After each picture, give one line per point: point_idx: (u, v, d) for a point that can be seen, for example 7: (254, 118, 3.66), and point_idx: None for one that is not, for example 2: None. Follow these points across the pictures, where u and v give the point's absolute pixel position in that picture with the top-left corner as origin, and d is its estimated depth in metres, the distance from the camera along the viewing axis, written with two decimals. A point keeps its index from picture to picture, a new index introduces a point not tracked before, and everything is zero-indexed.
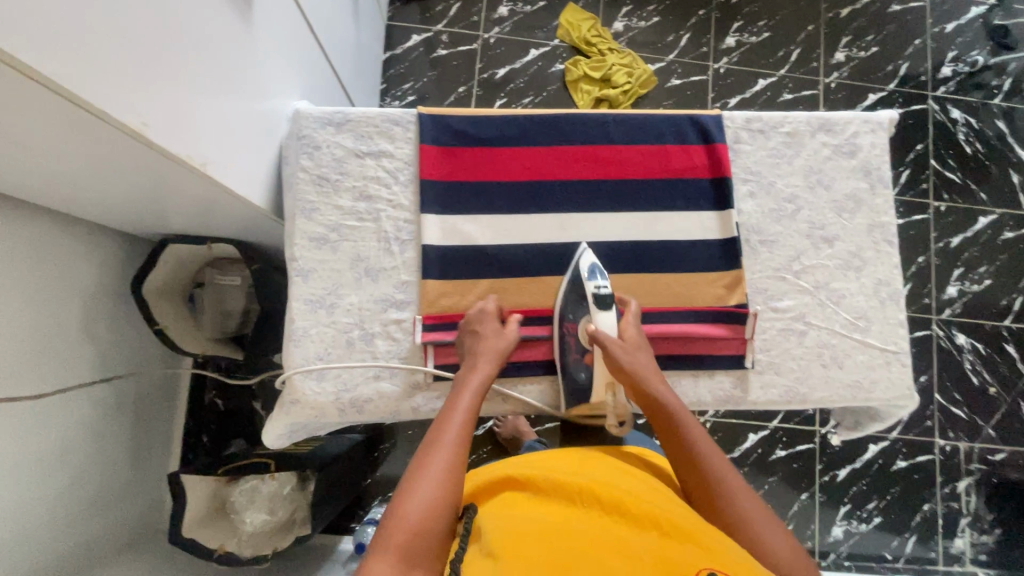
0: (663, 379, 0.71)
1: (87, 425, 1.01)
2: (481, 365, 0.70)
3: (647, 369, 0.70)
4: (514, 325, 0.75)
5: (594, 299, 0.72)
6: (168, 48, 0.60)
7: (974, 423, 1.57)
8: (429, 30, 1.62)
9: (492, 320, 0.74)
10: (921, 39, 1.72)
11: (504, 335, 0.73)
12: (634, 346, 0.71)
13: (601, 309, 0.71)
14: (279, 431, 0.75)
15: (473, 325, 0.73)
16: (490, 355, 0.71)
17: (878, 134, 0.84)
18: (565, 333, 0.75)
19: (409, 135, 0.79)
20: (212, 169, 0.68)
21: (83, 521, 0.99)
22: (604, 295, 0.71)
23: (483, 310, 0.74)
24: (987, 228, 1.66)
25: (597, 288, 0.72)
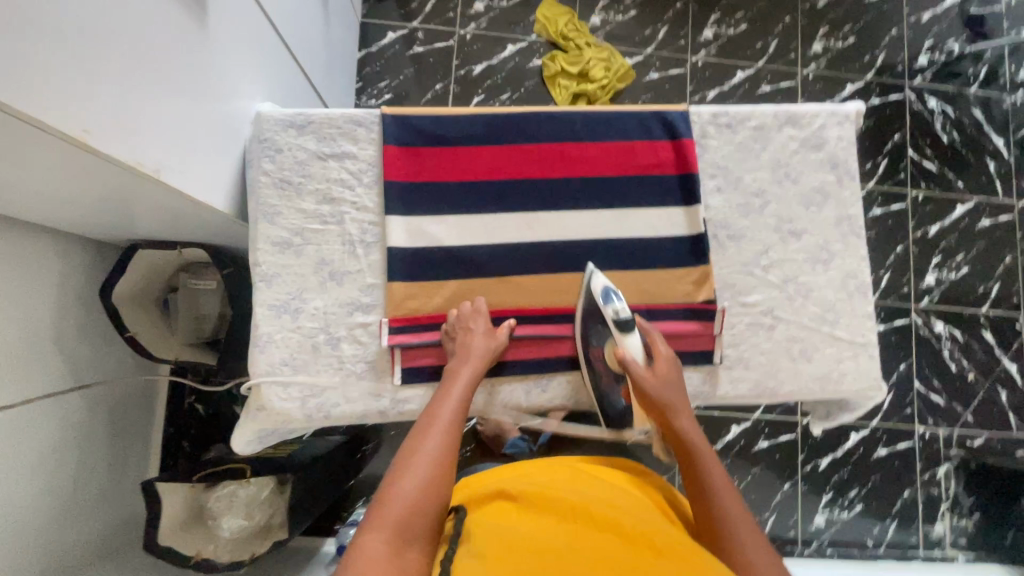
0: (691, 413, 0.72)
1: (61, 436, 0.99)
2: (470, 365, 0.71)
3: (676, 401, 0.72)
4: (504, 330, 0.75)
5: (614, 323, 0.72)
6: (109, 51, 0.57)
7: (953, 409, 1.58)
8: (405, 27, 1.61)
9: (484, 320, 0.74)
10: (897, 29, 1.72)
11: (493, 335, 0.74)
12: (662, 377, 0.72)
13: (625, 334, 0.72)
14: (247, 437, 0.74)
15: (462, 324, 0.74)
16: (481, 355, 0.71)
17: (845, 127, 0.84)
18: (593, 359, 0.77)
19: (372, 136, 0.78)
20: (166, 175, 0.66)
21: (61, 532, 0.98)
22: (625, 320, 0.72)
23: (473, 310, 0.75)
24: (965, 216, 1.67)
25: (615, 314, 0.72)
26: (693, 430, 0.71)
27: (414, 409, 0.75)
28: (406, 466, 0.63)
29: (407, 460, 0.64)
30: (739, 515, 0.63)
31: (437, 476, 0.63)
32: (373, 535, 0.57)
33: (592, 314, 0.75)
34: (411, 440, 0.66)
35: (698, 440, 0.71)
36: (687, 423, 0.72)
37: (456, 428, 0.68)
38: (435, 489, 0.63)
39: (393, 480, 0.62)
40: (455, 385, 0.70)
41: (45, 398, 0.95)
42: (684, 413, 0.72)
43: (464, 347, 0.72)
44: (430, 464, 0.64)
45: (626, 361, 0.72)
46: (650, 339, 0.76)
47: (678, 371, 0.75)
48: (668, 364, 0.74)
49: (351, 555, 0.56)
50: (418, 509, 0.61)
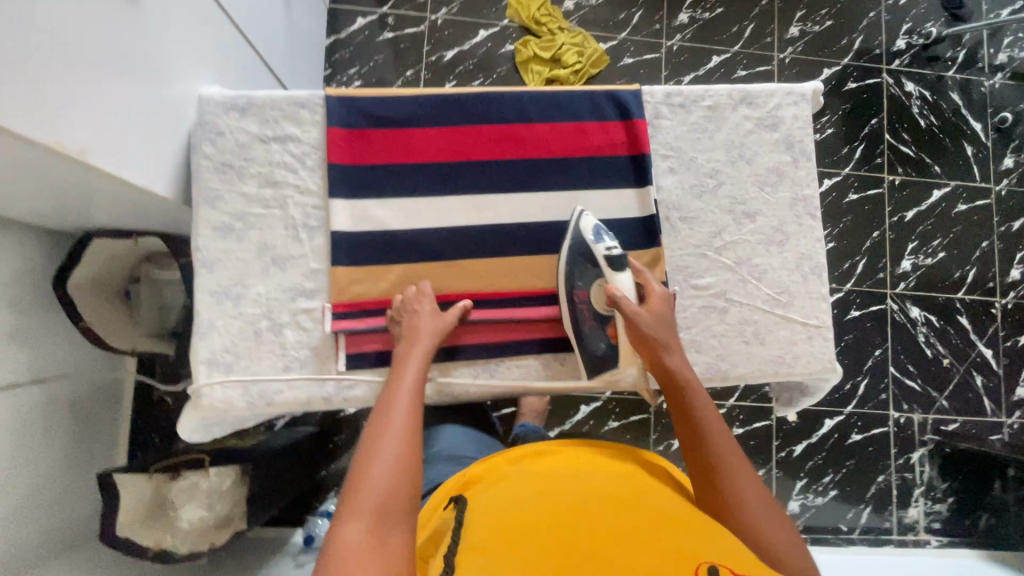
0: (681, 350, 0.71)
1: (24, 428, 0.95)
2: (422, 342, 0.69)
3: (666, 339, 0.70)
4: (456, 309, 0.74)
5: (606, 261, 0.71)
6: (29, 23, 0.54)
7: (928, 395, 1.59)
8: (375, 12, 1.58)
9: (428, 301, 0.73)
10: (875, 12, 1.70)
11: (441, 314, 0.72)
12: (656, 316, 0.71)
13: (618, 272, 0.71)
14: (192, 427, 0.72)
15: (408, 305, 0.72)
16: (431, 334, 0.70)
17: (801, 106, 0.83)
18: (577, 302, 0.74)
19: (316, 119, 0.76)
20: (92, 156, 0.63)
21: (33, 525, 0.94)
22: (616, 257, 0.71)
23: (417, 293, 0.73)
24: (941, 201, 1.66)
25: (606, 251, 0.71)
26: (683, 366, 0.70)
27: (360, 395, 0.74)
28: (375, 451, 0.60)
29: (374, 445, 0.61)
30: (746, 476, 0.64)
31: (408, 455, 0.61)
32: (353, 525, 0.55)
33: (581, 256, 0.74)
34: (374, 422, 0.63)
35: (690, 378, 0.70)
36: (678, 362, 0.70)
37: (419, 405, 0.65)
38: (409, 469, 0.60)
39: (364, 467, 0.59)
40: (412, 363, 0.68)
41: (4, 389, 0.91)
42: (675, 350, 0.71)
43: (412, 326, 0.70)
44: (398, 444, 0.61)
45: (619, 298, 0.69)
46: (642, 280, 0.74)
47: (671, 310, 0.73)
48: (661, 304, 0.72)
49: (334, 550, 0.53)
50: (394, 492, 0.58)
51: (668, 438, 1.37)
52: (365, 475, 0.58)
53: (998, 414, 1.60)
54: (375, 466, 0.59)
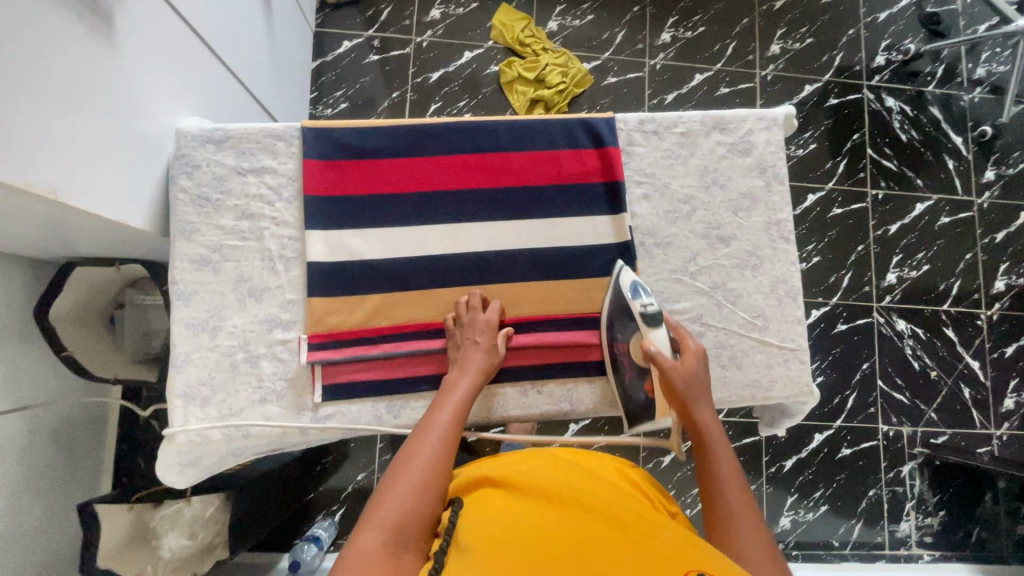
0: (711, 406, 0.72)
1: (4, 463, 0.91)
2: (467, 377, 0.71)
3: (698, 394, 0.71)
4: (502, 339, 0.75)
5: (641, 317, 0.71)
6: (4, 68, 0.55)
7: (916, 407, 1.59)
8: (361, 35, 1.60)
9: (486, 334, 0.74)
10: (854, 29, 1.72)
11: (494, 349, 0.74)
12: (689, 371, 0.71)
13: (652, 327, 0.71)
14: (168, 463, 0.72)
15: (467, 333, 0.74)
16: (479, 367, 0.72)
17: (773, 131, 0.84)
18: (617, 354, 0.76)
19: (293, 150, 0.77)
20: (65, 196, 0.63)
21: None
22: (652, 313, 0.71)
23: (484, 322, 0.74)
24: (924, 214, 1.68)
25: (643, 308, 0.71)
26: (711, 421, 0.71)
27: (336, 425, 0.74)
28: (403, 472, 0.63)
29: (401, 467, 0.63)
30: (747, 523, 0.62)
31: (430, 479, 0.63)
32: (370, 535, 0.57)
33: (622, 311, 0.75)
34: (408, 444, 0.66)
35: (716, 434, 0.70)
36: (708, 416, 0.71)
37: (452, 436, 0.67)
38: (431, 494, 0.62)
39: (390, 487, 0.62)
40: (452, 395, 0.70)
41: None
42: (706, 403, 0.71)
43: (463, 358, 0.73)
44: (423, 468, 0.64)
45: (653, 353, 0.69)
46: (677, 335, 0.75)
47: (705, 369, 0.73)
48: (697, 361, 0.72)
49: (348, 556, 0.56)
50: (413, 513, 0.60)
51: (657, 456, 1.37)
52: (389, 494, 0.61)
53: (987, 425, 1.61)
54: (400, 487, 0.61)
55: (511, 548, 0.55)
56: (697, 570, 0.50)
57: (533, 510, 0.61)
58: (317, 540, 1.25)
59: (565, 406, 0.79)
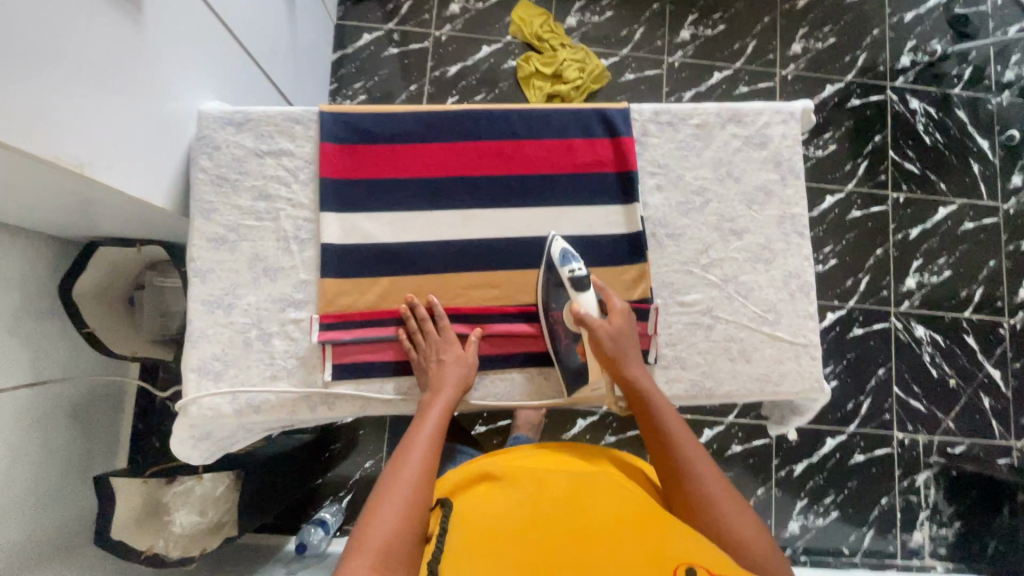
0: (642, 364, 0.74)
1: (26, 433, 0.94)
2: (444, 392, 0.71)
3: (628, 351, 0.73)
4: (472, 347, 0.76)
5: (571, 282, 0.74)
6: (40, 42, 0.57)
7: (933, 416, 1.56)
8: (381, 28, 1.62)
9: (454, 345, 0.75)
10: (879, 30, 1.69)
11: (464, 360, 0.75)
12: (616, 331, 0.73)
13: (580, 290, 0.73)
14: (181, 437, 0.74)
15: (433, 350, 0.74)
16: (455, 381, 0.72)
17: (789, 125, 0.83)
18: (553, 322, 0.77)
19: (309, 134, 0.79)
20: (91, 170, 0.65)
21: (15, 530, 0.90)
22: (581, 277, 0.73)
23: (443, 337, 0.75)
24: (947, 218, 1.64)
25: (570, 273, 0.74)
26: (645, 377, 0.73)
27: (345, 404, 0.76)
28: (386, 495, 0.62)
29: (384, 492, 0.63)
30: (701, 461, 0.67)
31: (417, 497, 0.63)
32: (360, 560, 0.57)
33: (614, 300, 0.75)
34: (390, 466, 0.66)
35: (649, 385, 0.73)
36: (640, 372, 0.73)
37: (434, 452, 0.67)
38: (418, 512, 0.62)
39: (376, 510, 0.61)
40: (431, 411, 0.70)
41: (8, 390, 0.90)
42: (636, 360, 0.74)
43: (438, 373, 0.73)
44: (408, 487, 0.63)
45: (582, 316, 0.72)
46: (604, 295, 0.76)
47: (632, 325, 0.76)
48: (624, 319, 0.75)
49: None
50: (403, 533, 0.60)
51: None
52: (376, 519, 0.60)
53: (1007, 437, 1.57)
54: (386, 510, 0.61)
55: (508, 540, 0.56)
56: (689, 568, 0.51)
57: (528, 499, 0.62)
58: (323, 523, 1.27)
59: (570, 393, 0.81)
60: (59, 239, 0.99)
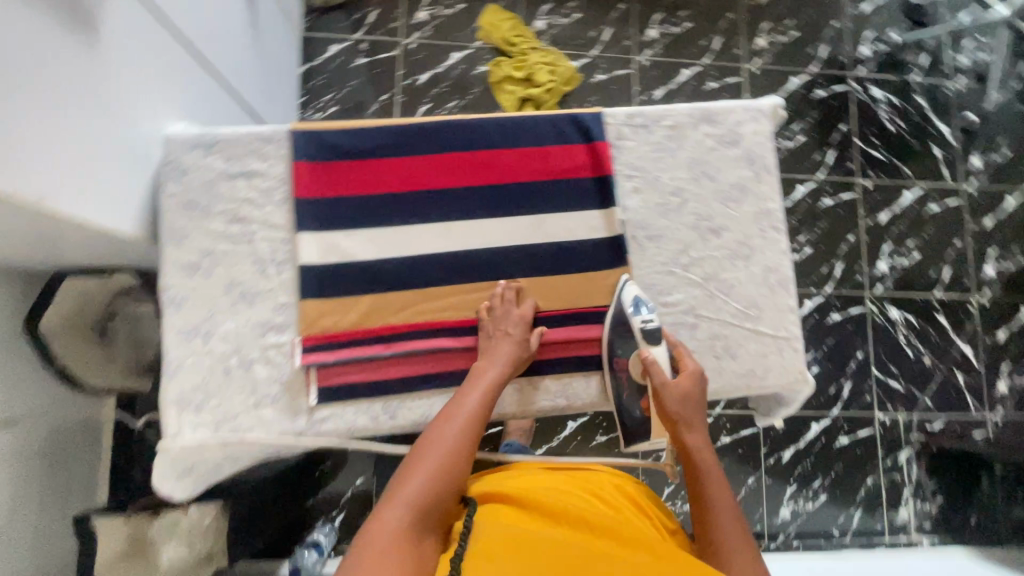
0: (704, 429, 0.74)
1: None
2: (497, 368, 0.73)
3: (693, 418, 0.73)
4: (535, 334, 0.76)
5: (641, 333, 0.75)
6: None
7: (911, 394, 1.60)
8: (349, 39, 1.60)
9: (518, 324, 0.75)
10: (839, 22, 1.74)
11: (524, 343, 0.75)
12: (682, 394, 0.72)
13: (652, 343, 0.74)
14: (164, 472, 0.72)
15: (498, 325, 0.75)
16: (509, 359, 0.73)
17: (760, 122, 0.84)
18: (617, 368, 0.78)
19: (281, 153, 0.77)
20: (52, 203, 0.62)
21: None
22: (651, 329, 0.74)
23: (509, 315, 0.75)
24: (913, 202, 1.69)
25: (642, 323, 0.75)
26: (703, 446, 0.73)
27: (332, 428, 0.74)
28: (424, 456, 0.66)
29: (423, 452, 0.67)
30: (734, 534, 0.66)
31: (451, 465, 0.66)
32: (392, 513, 0.61)
33: (621, 324, 0.77)
34: (433, 428, 0.69)
35: (706, 456, 0.72)
36: (699, 441, 0.73)
37: (475, 429, 0.69)
38: (451, 477, 0.66)
39: (413, 467, 0.65)
40: (480, 385, 0.72)
41: None
42: (698, 429, 0.73)
43: (494, 348, 0.74)
44: (445, 453, 0.67)
45: (649, 365, 0.73)
46: (677, 353, 0.76)
47: (701, 390, 0.74)
48: (692, 383, 0.73)
49: (370, 526, 0.60)
50: (432, 498, 0.64)
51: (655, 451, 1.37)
52: (412, 476, 0.64)
53: (981, 410, 1.62)
54: (422, 470, 0.65)
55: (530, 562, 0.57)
56: None
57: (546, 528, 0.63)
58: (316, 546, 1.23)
59: (564, 403, 0.80)
60: (24, 273, 0.95)
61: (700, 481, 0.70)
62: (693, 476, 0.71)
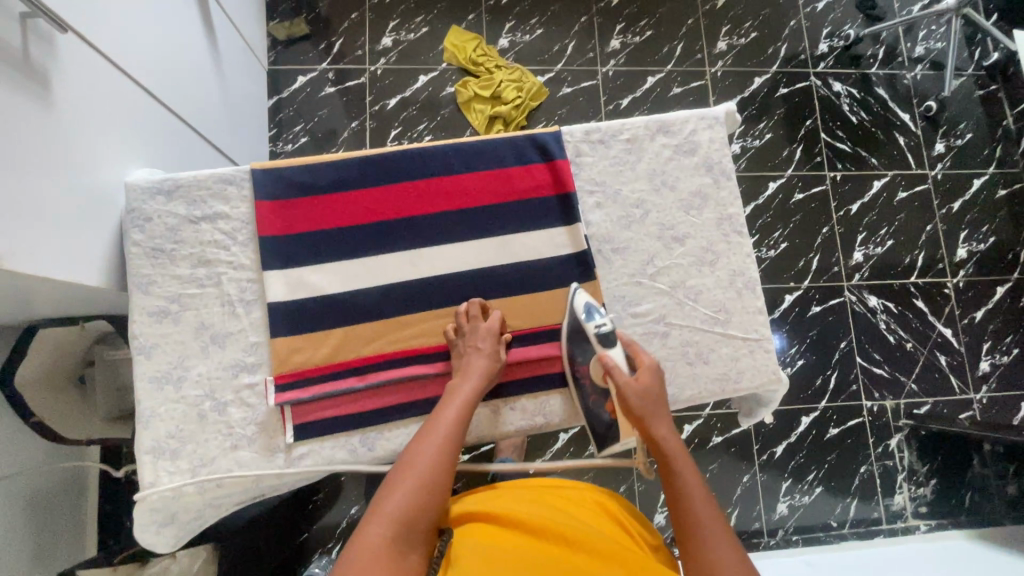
0: (668, 418, 0.73)
1: None
2: (470, 382, 0.72)
3: (656, 410, 0.72)
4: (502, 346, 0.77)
5: (596, 338, 0.75)
6: None
7: (896, 380, 1.62)
8: (316, 69, 1.61)
9: (487, 337, 0.75)
10: (796, 20, 1.78)
11: (495, 356, 0.75)
12: (642, 388, 0.72)
13: (608, 346, 0.75)
14: (144, 524, 0.71)
15: (469, 340, 0.75)
16: (481, 372, 0.73)
17: (715, 129, 0.86)
18: (578, 374, 0.78)
19: (244, 194, 0.77)
20: (16, 263, 0.62)
21: None
22: (606, 332, 0.75)
23: (478, 330, 0.75)
24: (882, 191, 1.72)
25: (597, 328, 0.75)
26: (669, 435, 0.72)
27: (311, 465, 0.74)
28: (403, 473, 0.66)
29: (403, 469, 0.66)
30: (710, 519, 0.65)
31: (431, 480, 0.66)
32: (371, 532, 0.61)
33: (578, 332, 0.78)
34: (412, 444, 0.69)
35: (674, 445, 0.71)
36: (665, 430, 0.72)
37: (453, 442, 0.69)
38: (432, 493, 0.65)
39: (393, 483, 0.65)
40: (455, 401, 0.71)
41: None
42: (662, 418, 0.72)
43: (466, 363, 0.74)
44: (423, 469, 0.66)
45: (610, 367, 0.73)
46: (632, 351, 0.76)
47: (661, 382, 0.74)
48: (651, 376, 0.74)
49: (352, 547, 0.60)
50: (413, 513, 0.63)
51: None
52: (393, 493, 0.64)
53: (967, 391, 1.64)
54: (402, 485, 0.64)
55: None
56: None
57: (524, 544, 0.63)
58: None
59: (541, 420, 0.80)
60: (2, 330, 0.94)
61: (674, 482, 0.68)
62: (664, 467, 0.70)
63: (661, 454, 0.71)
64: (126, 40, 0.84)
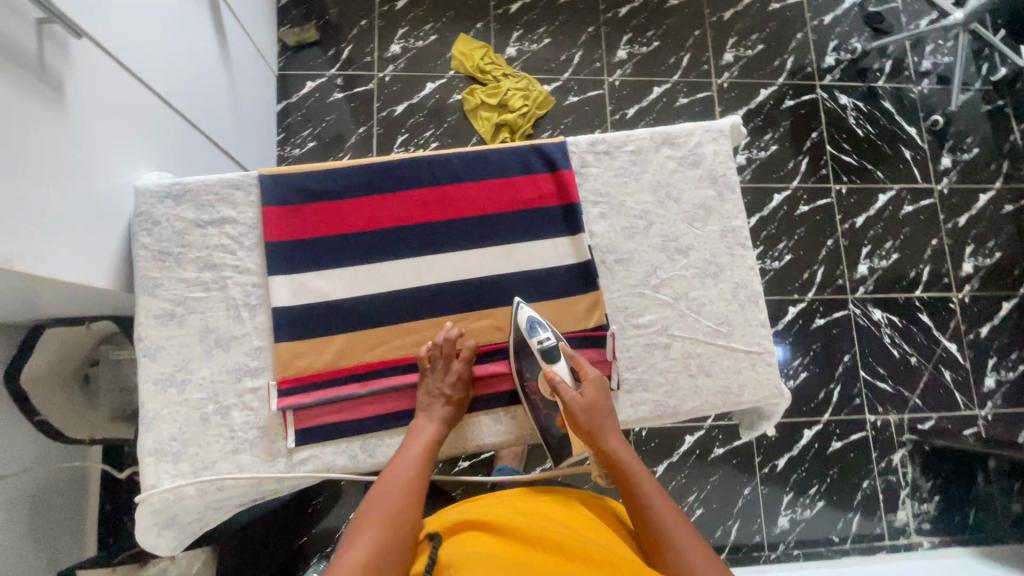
0: (617, 429, 0.74)
1: None
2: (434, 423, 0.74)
3: (604, 421, 0.73)
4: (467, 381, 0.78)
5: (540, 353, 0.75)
6: None
7: (900, 394, 1.61)
8: (325, 74, 1.63)
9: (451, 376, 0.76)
10: (802, 33, 1.78)
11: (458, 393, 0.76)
12: (588, 403, 0.73)
13: (552, 360, 0.75)
14: (145, 526, 0.71)
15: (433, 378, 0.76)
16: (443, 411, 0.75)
17: (720, 142, 0.86)
18: (530, 393, 0.78)
19: (251, 199, 0.78)
20: (21, 264, 0.62)
21: None
22: (549, 346, 0.75)
23: (442, 366, 0.76)
24: (887, 204, 1.72)
25: (540, 343, 0.75)
26: (621, 446, 0.73)
27: (311, 470, 0.74)
28: (370, 516, 0.66)
29: (369, 511, 0.66)
30: (677, 526, 0.67)
31: (399, 520, 0.66)
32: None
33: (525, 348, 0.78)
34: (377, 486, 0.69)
35: (627, 456, 0.72)
36: (617, 442, 0.73)
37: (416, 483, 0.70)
38: (401, 534, 0.65)
39: (361, 527, 0.65)
40: (417, 442, 0.72)
41: None
42: (612, 431, 0.73)
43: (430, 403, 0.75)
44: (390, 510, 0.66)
45: (556, 384, 0.74)
46: (576, 363, 0.76)
47: (607, 394, 0.75)
48: (596, 388, 0.74)
49: None
50: (384, 553, 0.63)
51: None
52: (362, 534, 0.64)
53: (972, 406, 1.63)
54: (371, 527, 0.64)
55: None
56: None
57: (516, 553, 0.62)
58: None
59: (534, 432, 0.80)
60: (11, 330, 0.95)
61: (637, 495, 0.70)
62: (624, 481, 0.71)
63: (618, 467, 0.71)
64: (139, 46, 0.85)
